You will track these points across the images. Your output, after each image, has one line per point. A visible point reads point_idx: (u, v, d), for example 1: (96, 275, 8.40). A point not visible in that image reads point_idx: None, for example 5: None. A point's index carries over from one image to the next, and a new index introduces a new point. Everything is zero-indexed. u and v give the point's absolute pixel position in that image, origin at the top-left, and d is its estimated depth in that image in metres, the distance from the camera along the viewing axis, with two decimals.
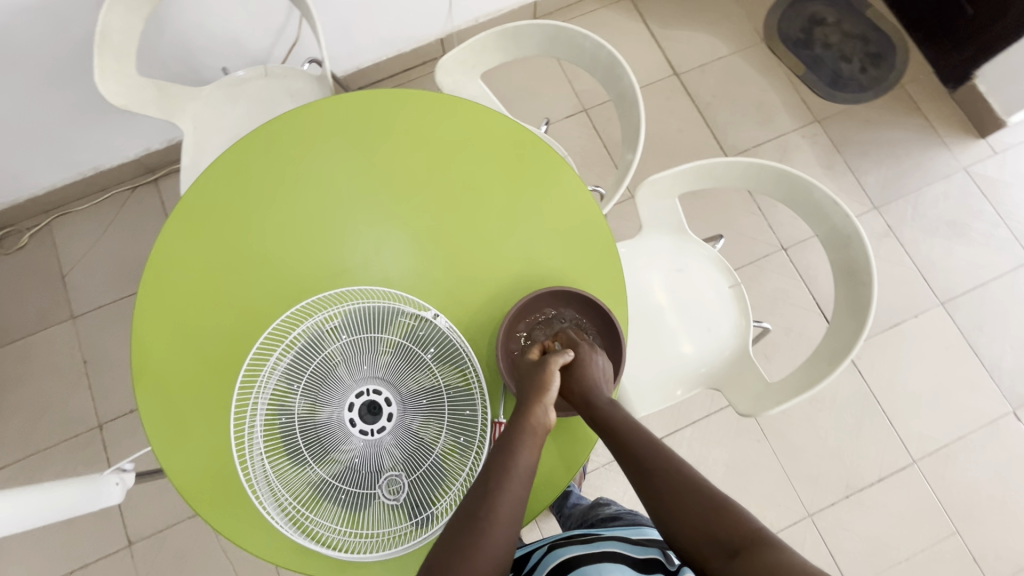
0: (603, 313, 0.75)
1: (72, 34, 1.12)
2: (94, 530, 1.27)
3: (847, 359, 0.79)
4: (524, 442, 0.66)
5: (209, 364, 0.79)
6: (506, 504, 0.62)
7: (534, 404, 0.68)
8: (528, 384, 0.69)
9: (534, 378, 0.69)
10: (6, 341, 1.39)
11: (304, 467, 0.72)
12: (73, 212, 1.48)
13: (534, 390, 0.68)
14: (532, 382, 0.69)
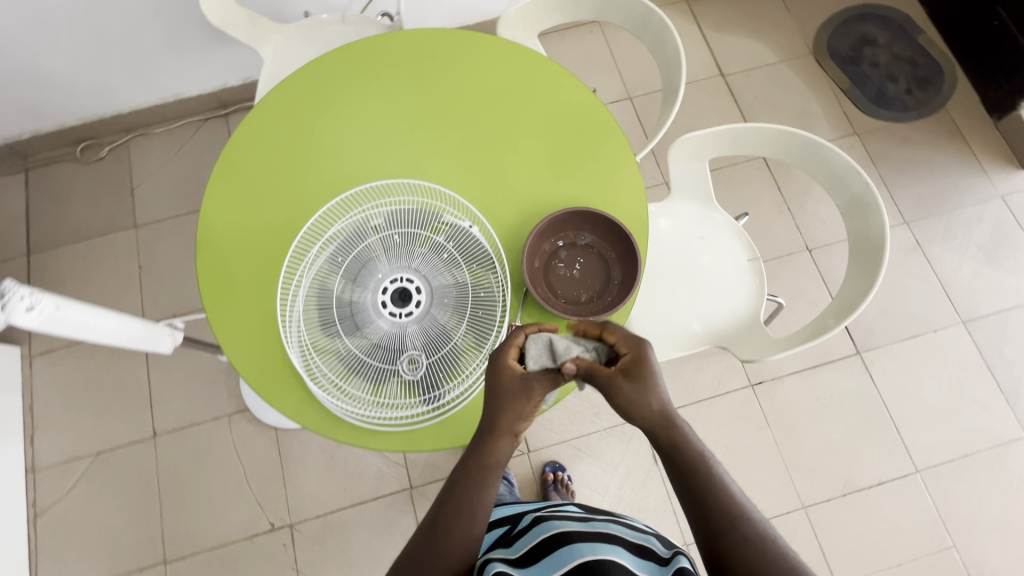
0: (622, 237, 0.82)
1: None
2: (126, 417, 1.37)
3: (860, 308, 0.83)
4: (489, 479, 0.67)
5: (263, 243, 0.87)
6: (455, 540, 0.65)
7: (501, 436, 0.67)
8: (500, 415, 0.67)
9: (512, 405, 0.66)
10: (75, 238, 1.53)
11: (335, 339, 0.80)
12: (150, 134, 1.62)
13: (506, 419, 0.67)
14: (504, 413, 0.66)
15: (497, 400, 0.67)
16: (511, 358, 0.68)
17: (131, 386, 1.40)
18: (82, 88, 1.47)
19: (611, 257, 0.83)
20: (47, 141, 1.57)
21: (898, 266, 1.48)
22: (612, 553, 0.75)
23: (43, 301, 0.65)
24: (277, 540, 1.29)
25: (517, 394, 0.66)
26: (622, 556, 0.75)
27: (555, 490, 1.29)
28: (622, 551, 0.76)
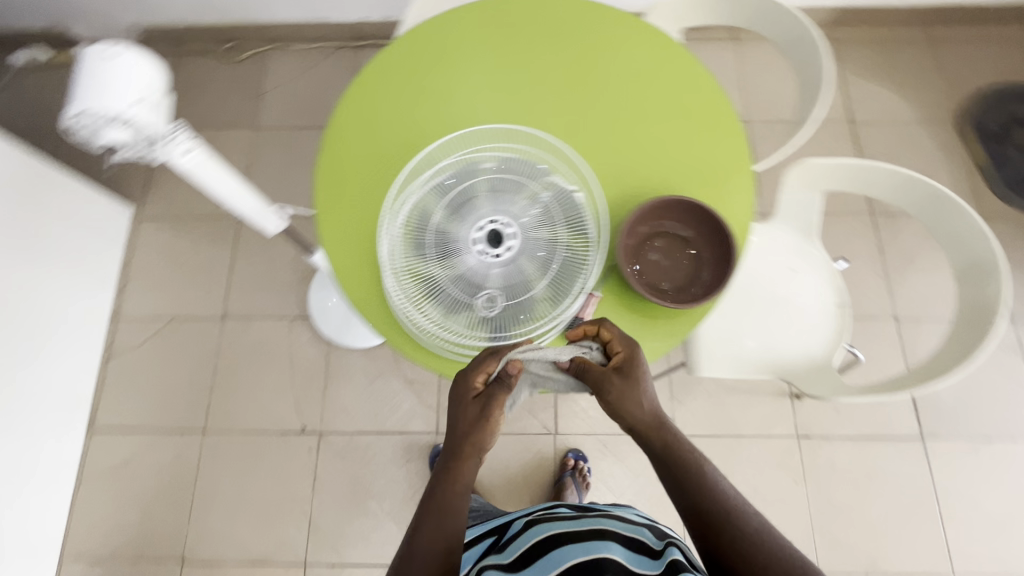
0: (720, 233, 0.80)
1: None
2: (205, 294, 1.49)
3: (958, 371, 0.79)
4: (454, 504, 0.71)
5: (378, 158, 0.92)
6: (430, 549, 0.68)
7: (464, 462, 0.71)
8: (462, 439, 0.71)
9: (472, 434, 0.71)
10: (202, 125, 1.67)
11: (422, 261, 0.83)
12: (289, 49, 1.74)
13: (462, 452, 0.71)
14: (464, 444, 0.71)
15: (456, 433, 0.72)
16: (475, 379, 0.72)
17: (215, 268, 1.51)
18: None
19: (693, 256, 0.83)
20: (201, 33, 1.72)
21: (991, 361, 1.37)
22: (608, 550, 0.76)
23: (193, 150, 0.74)
24: (304, 443, 1.36)
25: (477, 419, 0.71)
26: (617, 551, 0.77)
27: (572, 477, 1.29)
28: (616, 547, 0.77)
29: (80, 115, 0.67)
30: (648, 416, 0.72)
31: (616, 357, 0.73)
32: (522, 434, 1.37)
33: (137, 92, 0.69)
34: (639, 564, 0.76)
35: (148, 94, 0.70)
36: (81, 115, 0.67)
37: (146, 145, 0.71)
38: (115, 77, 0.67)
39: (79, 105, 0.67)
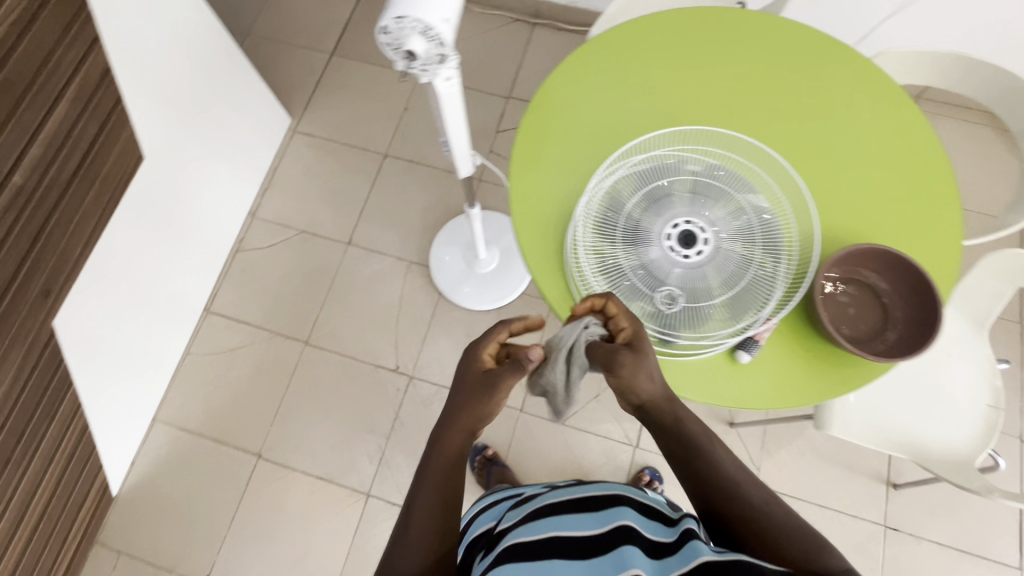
0: (926, 310, 0.77)
1: None
2: (337, 218, 1.56)
3: None
4: (450, 465, 0.68)
5: (582, 132, 0.93)
6: (421, 520, 0.65)
7: (463, 423, 0.69)
8: (450, 415, 0.69)
9: (472, 401, 0.68)
10: (371, 59, 1.73)
11: (608, 242, 0.84)
12: (468, 10, 1.78)
13: (461, 416, 0.68)
14: (456, 415, 0.68)
15: (460, 399, 0.69)
16: (484, 351, 0.71)
17: (352, 196, 1.58)
18: None
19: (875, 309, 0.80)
20: None
21: None
22: (621, 517, 0.67)
23: (452, 79, 0.70)
24: (391, 380, 1.40)
25: (480, 390, 0.69)
26: (631, 517, 0.68)
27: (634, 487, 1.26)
28: (630, 513, 0.69)
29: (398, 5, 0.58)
30: (656, 394, 0.70)
31: (623, 333, 0.70)
32: (600, 435, 1.36)
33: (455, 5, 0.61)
34: (656, 532, 0.67)
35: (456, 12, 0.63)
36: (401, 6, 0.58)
37: (433, 59, 0.64)
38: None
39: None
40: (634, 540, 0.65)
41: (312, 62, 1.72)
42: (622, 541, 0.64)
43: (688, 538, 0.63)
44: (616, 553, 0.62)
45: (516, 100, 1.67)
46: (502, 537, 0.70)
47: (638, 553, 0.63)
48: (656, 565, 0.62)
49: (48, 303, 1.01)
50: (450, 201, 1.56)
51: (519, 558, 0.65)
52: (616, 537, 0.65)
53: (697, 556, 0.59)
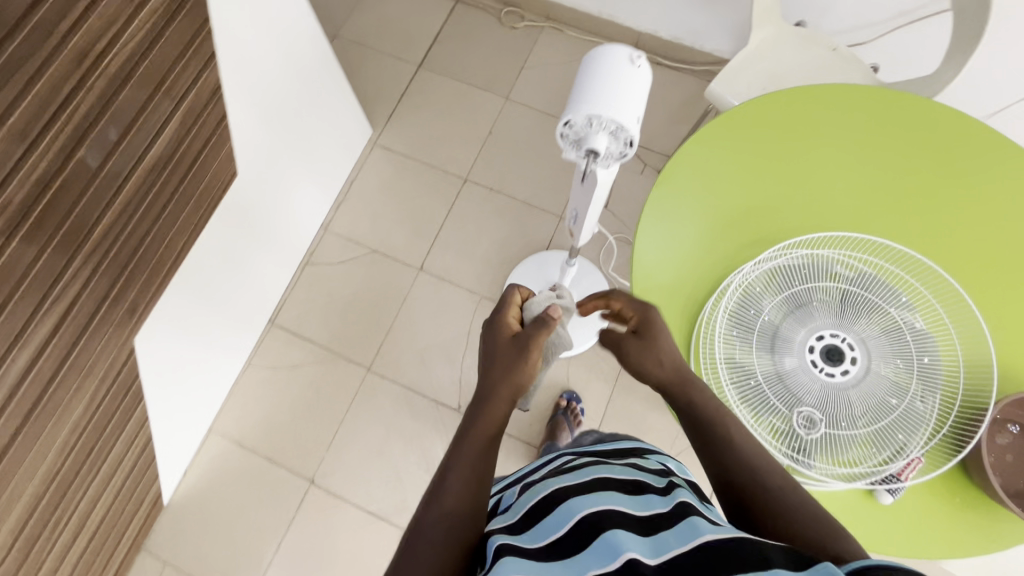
0: None
1: None
2: (410, 240, 1.52)
3: None
4: (488, 437, 0.63)
5: (717, 213, 0.85)
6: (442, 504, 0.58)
7: (502, 390, 0.66)
8: (486, 380, 0.67)
9: (511, 358, 0.68)
10: (458, 76, 1.68)
11: (742, 346, 0.78)
12: (563, 33, 1.71)
13: (504, 386, 0.66)
14: (499, 377, 0.67)
15: (497, 364, 0.68)
16: (508, 314, 0.76)
17: (427, 219, 1.54)
18: None
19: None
20: None
21: None
22: (610, 500, 0.58)
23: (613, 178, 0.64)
24: (452, 417, 1.36)
25: (513, 353, 0.69)
26: (623, 501, 0.58)
27: (565, 416, 1.33)
28: (621, 496, 0.59)
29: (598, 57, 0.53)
30: (670, 373, 0.70)
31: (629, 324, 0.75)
32: None
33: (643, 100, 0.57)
34: (648, 511, 0.58)
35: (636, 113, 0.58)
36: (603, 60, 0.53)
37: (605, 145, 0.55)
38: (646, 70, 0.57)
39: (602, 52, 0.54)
40: (626, 523, 0.55)
41: (398, 73, 1.68)
42: (613, 522, 0.54)
43: (682, 515, 0.54)
44: (606, 537, 0.52)
45: None
46: (492, 537, 0.59)
47: (632, 533, 0.53)
48: (653, 542, 0.52)
49: (132, 321, 0.98)
50: (526, 236, 1.51)
51: (512, 557, 0.53)
52: (606, 519, 0.55)
53: (695, 534, 0.50)
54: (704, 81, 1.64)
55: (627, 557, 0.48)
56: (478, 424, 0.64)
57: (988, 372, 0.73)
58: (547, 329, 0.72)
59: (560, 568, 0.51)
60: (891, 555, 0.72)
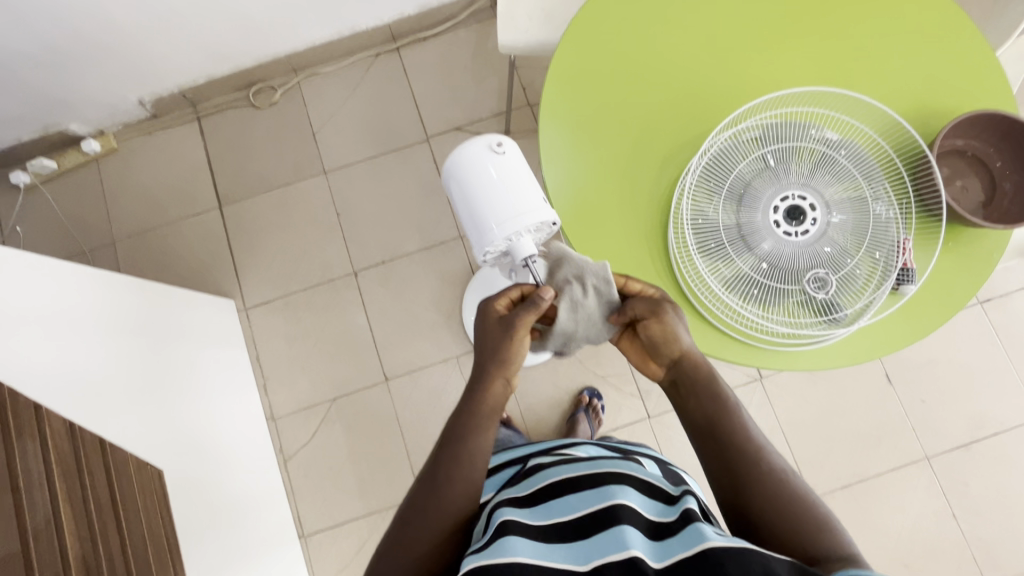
0: None
1: None
2: (356, 364, 1.40)
3: None
4: (484, 423, 0.66)
5: (613, 165, 0.83)
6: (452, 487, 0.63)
7: (493, 376, 0.66)
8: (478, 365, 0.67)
9: (502, 346, 0.65)
10: (266, 188, 1.49)
11: (722, 260, 0.78)
12: (321, 74, 1.53)
13: (497, 367, 0.66)
14: (488, 356, 0.66)
15: (485, 346, 0.67)
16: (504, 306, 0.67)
17: (354, 334, 1.41)
18: (265, 25, 1.36)
19: (1002, 169, 0.77)
20: (218, 86, 1.49)
21: None
22: (624, 494, 0.61)
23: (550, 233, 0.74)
24: None
25: (504, 337, 0.66)
26: (635, 498, 0.61)
27: (586, 413, 1.30)
28: (632, 492, 0.62)
29: (469, 179, 0.71)
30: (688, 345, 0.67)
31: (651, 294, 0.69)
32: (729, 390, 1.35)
33: (518, 168, 0.71)
34: (658, 515, 0.60)
35: (527, 176, 0.72)
36: (472, 176, 0.71)
37: (518, 235, 0.68)
38: (509, 147, 0.72)
39: (467, 172, 0.72)
40: (635, 521, 0.58)
41: (211, 231, 1.47)
42: (621, 516, 0.57)
43: (688, 519, 0.56)
44: (613, 532, 0.56)
45: (436, 136, 1.49)
46: (499, 508, 0.63)
47: (638, 533, 0.56)
48: (656, 547, 0.55)
49: None
50: (447, 278, 1.43)
51: (519, 530, 0.58)
52: (616, 513, 0.58)
53: (700, 539, 0.52)
54: (475, 25, 1.54)
55: (631, 557, 0.52)
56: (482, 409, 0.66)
57: (903, 138, 0.79)
58: (534, 310, 0.65)
59: (568, 554, 0.56)
60: (942, 323, 0.78)
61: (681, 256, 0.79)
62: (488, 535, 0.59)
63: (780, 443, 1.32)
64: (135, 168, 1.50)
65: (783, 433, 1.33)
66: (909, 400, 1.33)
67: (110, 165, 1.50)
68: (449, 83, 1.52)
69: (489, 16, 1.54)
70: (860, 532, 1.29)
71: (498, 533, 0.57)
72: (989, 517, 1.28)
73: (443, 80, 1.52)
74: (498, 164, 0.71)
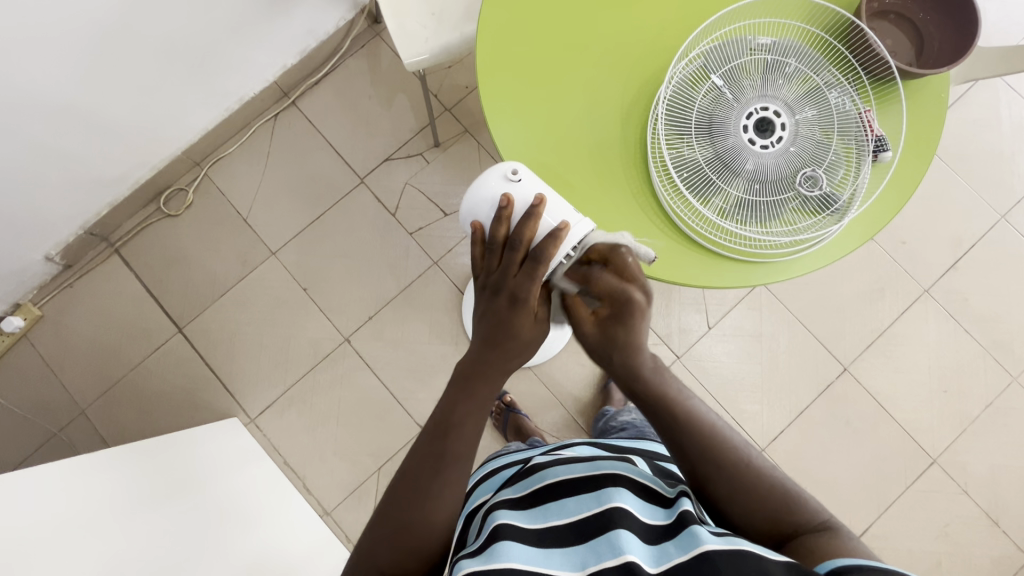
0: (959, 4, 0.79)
1: None
2: (385, 427, 1.35)
3: None
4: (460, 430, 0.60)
5: (580, 143, 0.81)
6: (434, 502, 0.58)
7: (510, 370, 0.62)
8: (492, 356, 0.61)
9: (526, 341, 0.61)
10: (219, 293, 1.39)
11: (716, 193, 0.78)
12: (226, 155, 1.43)
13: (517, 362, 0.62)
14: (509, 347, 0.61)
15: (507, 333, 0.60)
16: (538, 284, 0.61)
17: (371, 399, 1.36)
18: (149, 125, 1.25)
19: (924, 18, 0.81)
20: (124, 209, 1.37)
21: None
22: (617, 496, 0.61)
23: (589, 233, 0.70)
24: None
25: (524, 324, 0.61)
26: (631, 500, 0.61)
27: None
28: (628, 494, 0.62)
29: (501, 212, 0.67)
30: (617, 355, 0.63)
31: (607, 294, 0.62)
32: (738, 304, 1.39)
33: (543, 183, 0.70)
34: (654, 518, 0.60)
35: (552, 192, 0.70)
36: (504, 208, 0.67)
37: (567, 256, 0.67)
38: (525, 168, 0.71)
39: (495, 210, 0.69)
40: (630, 524, 0.58)
41: (183, 357, 1.37)
42: (617, 521, 0.57)
43: (684, 523, 0.57)
44: (610, 536, 0.56)
45: (370, 175, 1.43)
46: (494, 513, 0.63)
47: (635, 537, 0.56)
48: (651, 549, 0.55)
49: None
50: (438, 308, 1.39)
51: (515, 534, 0.58)
52: (611, 517, 0.58)
53: (694, 544, 0.53)
54: (361, 50, 1.46)
55: (626, 560, 0.53)
56: (468, 421, 0.61)
57: (828, 19, 0.81)
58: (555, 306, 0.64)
59: (564, 558, 0.56)
60: (924, 173, 0.81)
61: (674, 203, 0.79)
62: (485, 539, 0.58)
63: (799, 331, 1.38)
64: (72, 325, 1.37)
65: (800, 321, 1.39)
66: (893, 247, 1.41)
67: (43, 333, 1.36)
68: (361, 117, 1.45)
69: (372, 36, 1.46)
70: (896, 379, 1.37)
71: (491, 540, 0.57)
72: (995, 320, 1.39)
73: (353, 117, 1.45)
74: (523, 187, 0.69)
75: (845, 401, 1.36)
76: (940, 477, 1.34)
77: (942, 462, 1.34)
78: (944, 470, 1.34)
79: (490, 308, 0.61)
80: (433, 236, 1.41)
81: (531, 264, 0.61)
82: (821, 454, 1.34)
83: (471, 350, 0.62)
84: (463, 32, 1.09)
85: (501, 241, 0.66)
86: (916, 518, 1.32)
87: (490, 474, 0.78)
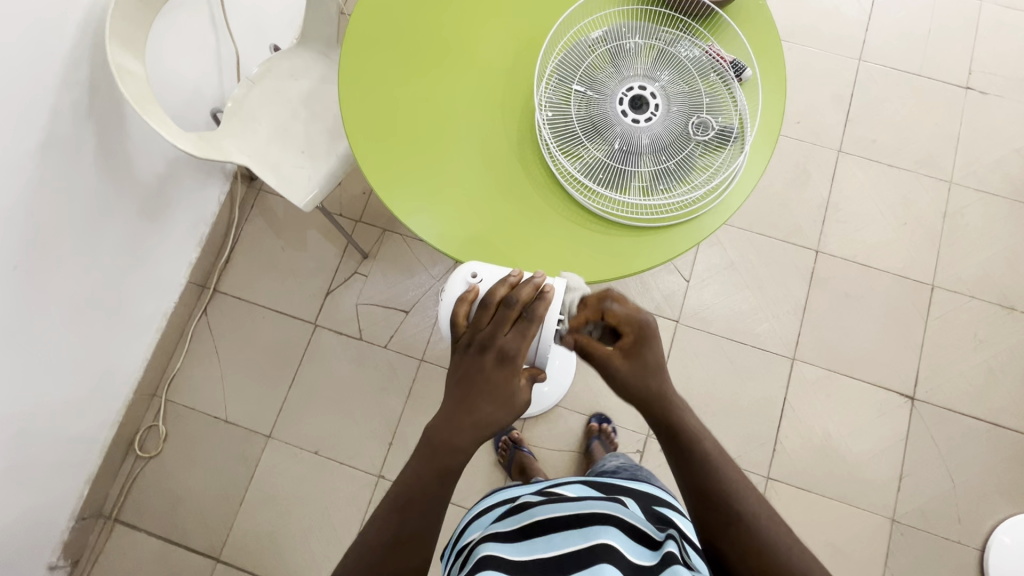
0: None
1: (90, 181, 1.04)
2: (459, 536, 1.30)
3: None
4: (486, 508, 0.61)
5: (493, 201, 0.84)
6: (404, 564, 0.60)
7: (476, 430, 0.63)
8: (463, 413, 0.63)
9: (493, 402, 0.64)
10: (237, 502, 1.32)
11: (631, 177, 0.82)
12: (177, 371, 1.39)
13: (483, 427, 0.64)
14: (480, 406, 0.64)
15: (479, 392, 0.64)
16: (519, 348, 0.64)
17: None
18: (93, 387, 1.20)
19: None
20: (105, 476, 1.30)
21: None
22: (604, 535, 0.63)
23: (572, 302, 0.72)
24: (653, 457, 1.32)
25: (495, 385, 0.64)
26: (619, 538, 0.63)
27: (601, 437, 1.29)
28: (616, 532, 0.64)
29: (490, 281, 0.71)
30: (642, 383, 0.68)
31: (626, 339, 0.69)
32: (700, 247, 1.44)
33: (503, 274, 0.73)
34: (637, 555, 0.63)
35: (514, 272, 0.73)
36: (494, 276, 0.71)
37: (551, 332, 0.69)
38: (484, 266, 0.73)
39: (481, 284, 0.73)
40: (614, 560, 0.61)
41: None
42: (601, 558, 0.60)
43: (669, 563, 0.59)
44: (592, 571, 0.59)
45: (320, 314, 1.41)
46: (485, 546, 0.66)
47: (617, 575, 0.59)
48: None
49: None
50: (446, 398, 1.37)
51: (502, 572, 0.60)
52: (594, 557, 0.61)
53: None
54: (253, 210, 1.47)
55: None
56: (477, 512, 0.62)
57: None
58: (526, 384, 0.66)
59: None
60: (784, 71, 0.88)
61: (601, 206, 0.83)
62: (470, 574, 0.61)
63: (761, 241, 1.44)
64: None
65: (759, 231, 1.45)
66: (793, 130, 1.50)
67: None
68: (285, 269, 1.44)
69: (256, 194, 1.48)
70: (861, 235, 1.44)
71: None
72: (907, 144, 1.50)
73: (276, 272, 1.44)
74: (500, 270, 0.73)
75: (833, 278, 1.42)
76: (947, 296, 1.40)
77: (940, 282, 1.41)
78: (945, 288, 1.41)
79: (466, 363, 0.65)
80: (407, 337, 1.40)
81: (523, 326, 0.65)
82: (842, 334, 1.39)
83: (447, 407, 0.65)
84: (338, 152, 1.12)
85: (498, 299, 0.67)
86: (949, 341, 1.38)
87: (480, 508, 0.78)
